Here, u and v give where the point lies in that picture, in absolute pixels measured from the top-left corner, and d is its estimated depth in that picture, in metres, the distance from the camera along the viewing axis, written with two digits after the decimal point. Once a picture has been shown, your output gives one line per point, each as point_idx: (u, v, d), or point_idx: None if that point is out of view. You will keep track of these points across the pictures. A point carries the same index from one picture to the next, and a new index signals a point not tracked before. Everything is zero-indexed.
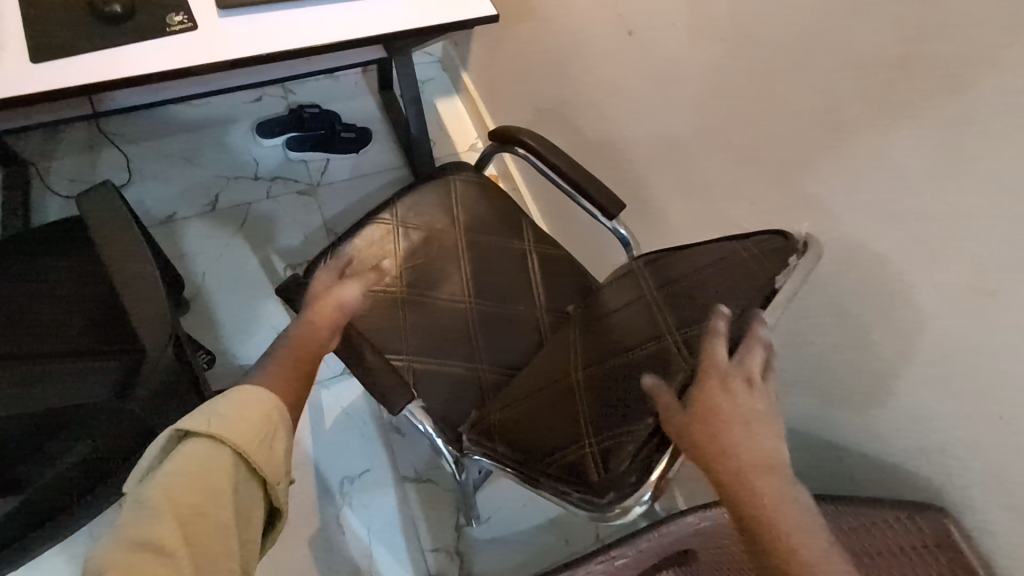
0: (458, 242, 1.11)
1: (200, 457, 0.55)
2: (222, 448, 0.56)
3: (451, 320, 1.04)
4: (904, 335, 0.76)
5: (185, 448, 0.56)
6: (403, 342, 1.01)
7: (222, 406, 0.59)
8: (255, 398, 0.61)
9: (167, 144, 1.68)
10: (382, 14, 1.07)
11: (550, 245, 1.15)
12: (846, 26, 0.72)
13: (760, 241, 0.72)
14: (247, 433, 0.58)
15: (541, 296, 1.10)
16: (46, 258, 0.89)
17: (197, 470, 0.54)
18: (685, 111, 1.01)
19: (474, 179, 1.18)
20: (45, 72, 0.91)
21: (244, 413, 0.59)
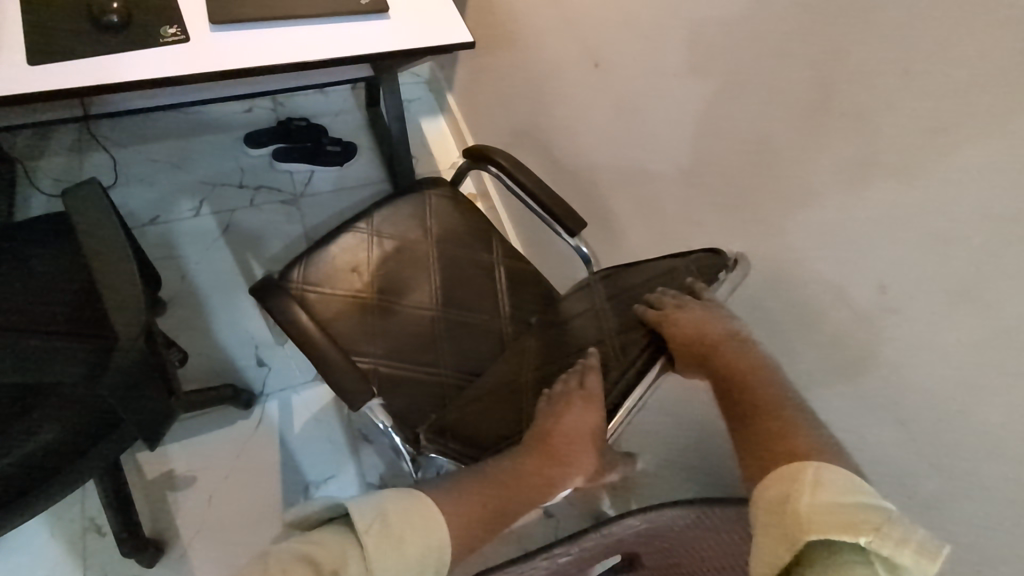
0: (429, 253, 1.17)
1: (338, 547, 0.60)
2: (358, 550, 0.59)
3: (418, 326, 1.10)
4: (827, 349, 0.83)
5: (342, 530, 0.62)
6: (370, 347, 1.06)
7: (392, 513, 0.63)
8: (433, 526, 0.65)
9: (154, 149, 1.72)
10: (366, 36, 1.14)
11: (518, 260, 1.21)
12: (775, 68, 0.81)
13: (697, 259, 0.86)
14: (390, 557, 0.60)
15: (506, 306, 1.15)
16: (25, 249, 0.93)
17: (329, 563, 0.57)
18: (643, 139, 1.09)
19: (448, 193, 1.24)
20: (38, 73, 0.96)
21: (402, 542, 0.61)
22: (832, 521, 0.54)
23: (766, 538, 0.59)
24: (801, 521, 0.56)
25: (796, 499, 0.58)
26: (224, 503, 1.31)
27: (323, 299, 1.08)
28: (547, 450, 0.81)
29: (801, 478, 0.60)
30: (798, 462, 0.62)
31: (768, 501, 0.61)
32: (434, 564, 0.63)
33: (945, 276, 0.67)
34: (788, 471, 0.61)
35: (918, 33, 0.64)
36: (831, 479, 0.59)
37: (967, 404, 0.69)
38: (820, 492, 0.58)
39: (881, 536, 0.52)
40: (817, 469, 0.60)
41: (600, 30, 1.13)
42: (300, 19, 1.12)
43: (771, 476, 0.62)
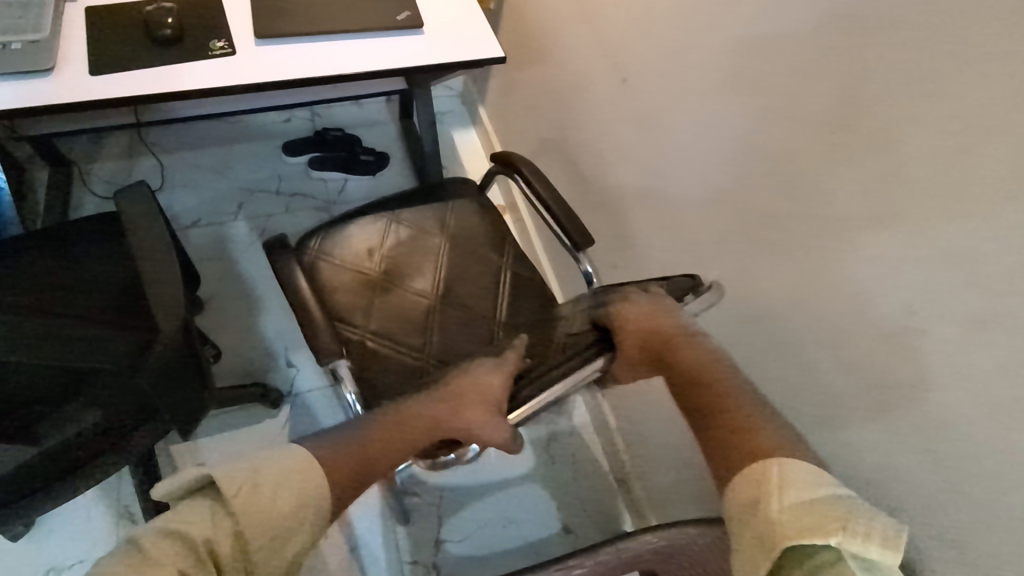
0: (440, 248, 1.20)
1: (208, 520, 0.61)
2: (232, 522, 0.61)
3: (410, 308, 1.13)
4: (853, 369, 0.81)
5: (208, 503, 0.62)
6: (361, 317, 1.10)
7: (265, 474, 0.65)
8: (308, 483, 0.68)
9: (199, 156, 1.81)
10: (401, 50, 1.18)
11: (528, 268, 1.21)
12: (799, 85, 0.81)
13: (675, 283, 0.96)
14: (263, 523, 0.62)
15: (505, 307, 1.16)
16: (79, 247, 0.99)
17: (201, 535, 0.59)
18: (669, 153, 1.09)
19: (473, 198, 1.26)
20: (98, 82, 1.03)
21: (273, 503, 0.64)
22: (804, 525, 0.57)
23: (744, 539, 0.61)
24: (775, 523, 0.59)
25: (766, 501, 0.61)
26: None
27: (331, 267, 1.14)
28: (448, 401, 0.87)
29: (768, 478, 0.63)
30: (763, 458, 0.65)
31: (740, 502, 0.64)
32: (309, 521, 0.66)
33: (971, 299, 0.66)
34: (755, 471, 0.65)
35: (948, 53, 0.64)
36: (796, 478, 0.62)
37: (998, 429, 0.66)
38: (787, 492, 0.61)
39: (847, 534, 0.55)
40: (781, 466, 0.63)
41: (628, 47, 1.14)
42: (340, 34, 1.18)
43: (740, 475, 0.66)
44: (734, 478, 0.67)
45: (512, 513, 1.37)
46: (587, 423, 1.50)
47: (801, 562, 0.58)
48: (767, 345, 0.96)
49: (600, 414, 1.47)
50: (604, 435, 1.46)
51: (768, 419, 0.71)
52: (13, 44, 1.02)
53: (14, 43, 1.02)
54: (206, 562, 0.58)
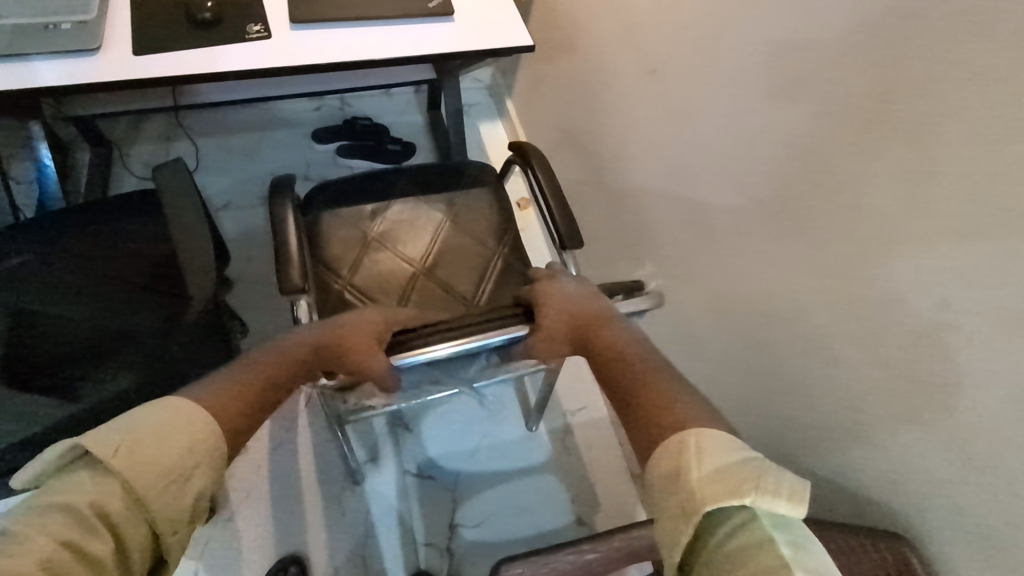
0: (442, 223, 1.21)
1: (87, 486, 0.50)
2: (121, 483, 0.51)
3: (392, 270, 1.15)
4: (882, 366, 0.80)
5: (85, 471, 0.52)
6: (346, 269, 1.14)
7: (145, 422, 0.55)
8: (193, 424, 0.57)
9: (231, 140, 1.85)
10: (430, 37, 1.19)
11: (520, 260, 1.21)
12: (834, 74, 0.79)
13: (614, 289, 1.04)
14: (155, 472, 0.52)
15: (487, 286, 1.17)
16: (112, 216, 0.99)
17: (81, 501, 0.49)
18: (697, 145, 1.08)
19: (493, 186, 1.27)
20: (139, 63, 1.07)
21: (163, 448, 0.54)
22: (722, 491, 0.50)
23: (664, 519, 0.53)
24: (693, 498, 0.51)
25: (684, 473, 0.53)
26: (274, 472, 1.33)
27: (332, 220, 1.18)
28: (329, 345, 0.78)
29: (685, 448, 0.54)
30: (678, 429, 0.56)
31: (656, 480, 0.55)
32: (210, 459, 0.57)
33: (1009, 295, 0.64)
34: (670, 443, 0.55)
35: (992, 38, 0.61)
36: (712, 443, 0.54)
37: None
38: (704, 461, 0.53)
39: (761, 492, 0.50)
40: (698, 433, 0.55)
41: (657, 37, 1.13)
42: (371, 21, 1.19)
43: (659, 447, 0.56)
44: (651, 451, 0.57)
45: (525, 502, 1.38)
46: (604, 415, 1.50)
47: (716, 530, 0.51)
48: (793, 341, 0.95)
49: None
50: (621, 428, 1.46)
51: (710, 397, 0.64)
52: (61, 25, 1.05)
53: (63, 23, 1.05)
54: (100, 527, 0.48)
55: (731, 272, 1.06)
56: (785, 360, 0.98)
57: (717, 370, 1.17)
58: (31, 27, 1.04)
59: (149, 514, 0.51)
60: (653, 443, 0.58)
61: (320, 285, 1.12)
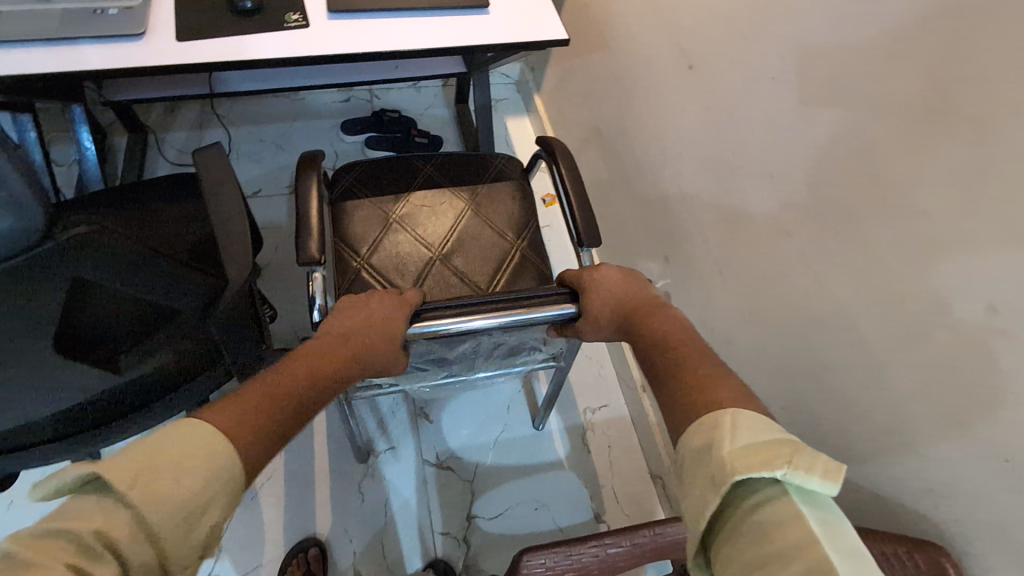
0: (463, 209, 1.22)
1: (98, 513, 0.44)
2: (133, 512, 0.45)
3: (410, 253, 1.15)
4: (925, 372, 0.78)
5: (94, 495, 0.45)
6: (365, 249, 1.15)
7: (163, 448, 0.49)
8: (211, 451, 0.51)
9: (263, 130, 1.88)
10: (465, 28, 1.20)
11: (538, 254, 1.19)
12: (883, 70, 0.77)
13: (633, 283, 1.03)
14: (171, 504, 0.46)
15: (506, 273, 1.16)
16: (156, 204, 1.04)
17: (90, 531, 0.43)
18: (735, 143, 1.06)
19: (517, 178, 1.28)
20: (181, 49, 1.09)
21: (184, 476, 0.48)
22: (752, 464, 0.48)
23: (690, 489, 0.52)
24: (722, 469, 0.49)
25: (716, 447, 0.51)
26: (299, 457, 1.35)
27: (356, 202, 1.19)
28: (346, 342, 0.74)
29: (720, 424, 0.53)
30: (716, 407, 0.55)
31: (689, 456, 0.54)
32: (228, 491, 0.51)
33: None
34: (706, 420, 0.54)
35: None
36: (747, 422, 0.52)
37: None
38: (738, 437, 0.51)
39: (794, 466, 0.48)
40: (735, 413, 0.53)
41: (696, 32, 1.12)
42: (408, 11, 1.20)
43: (694, 423, 0.55)
44: (685, 428, 0.56)
45: (543, 497, 1.37)
46: (625, 414, 1.50)
47: (743, 502, 0.50)
48: (829, 343, 0.93)
49: (640, 407, 1.45)
50: (642, 428, 1.45)
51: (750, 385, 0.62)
52: (109, 10, 1.08)
53: (111, 8, 1.08)
54: (108, 556, 0.42)
55: (765, 272, 1.04)
56: (820, 363, 0.96)
57: (747, 371, 1.16)
58: (80, 11, 1.07)
59: (162, 550, 0.46)
60: (687, 420, 0.57)
61: (338, 261, 1.13)
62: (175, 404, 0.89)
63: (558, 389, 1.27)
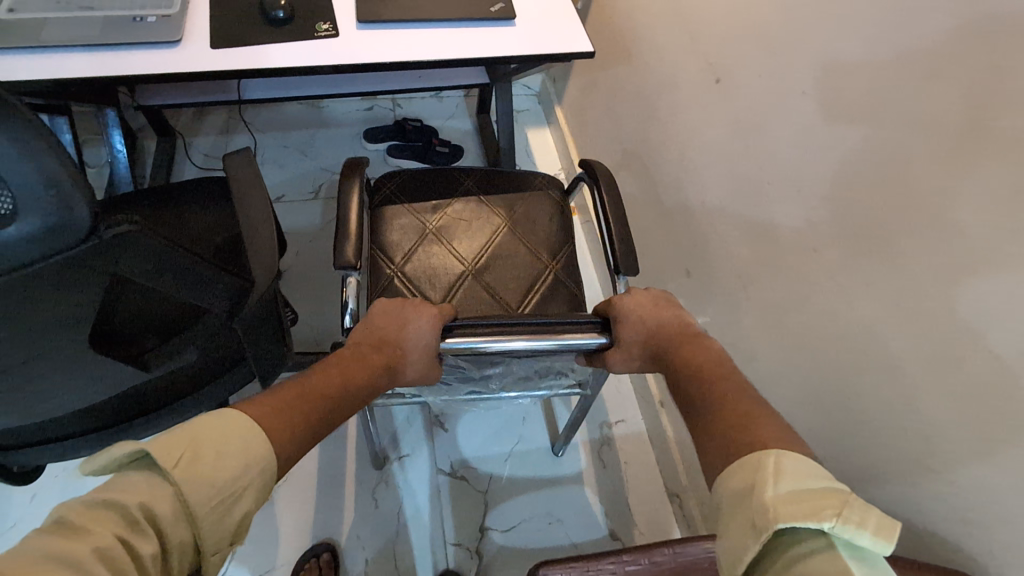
0: (501, 227, 1.22)
1: (143, 487, 0.45)
2: (177, 492, 0.46)
3: (442, 264, 1.16)
4: (960, 398, 0.75)
5: (143, 472, 0.47)
6: (399, 257, 1.15)
7: (202, 430, 0.50)
8: (246, 437, 0.52)
9: (288, 136, 1.92)
10: (492, 40, 1.21)
11: (572, 278, 1.19)
12: (918, 88, 0.75)
13: None
14: (209, 484, 0.48)
15: (537, 295, 1.15)
16: (186, 205, 1.06)
17: (137, 503, 0.44)
18: (761, 158, 1.05)
19: (556, 198, 1.28)
20: (214, 56, 1.11)
21: (220, 459, 0.49)
22: (798, 512, 0.47)
23: (730, 535, 0.50)
24: (764, 516, 0.48)
25: (758, 491, 0.50)
26: (314, 460, 1.35)
27: (395, 208, 1.21)
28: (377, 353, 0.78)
29: (763, 466, 0.51)
30: (759, 448, 0.53)
31: (728, 496, 0.52)
32: (259, 477, 0.52)
33: None
34: (748, 460, 0.53)
35: None
36: (793, 466, 0.51)
37: None
38: (782, 481, 0.50)
39: (844, 519, 0.46)
40: (779, 455, 0.52)
41: (723, 46, 1.12)
42: (436, 23, 1.22)
43: (734, 464, 0.54)
44: (724, 468, 0.55)
45: (558, 511, 1.36)
46: (642, 430, 1.48)
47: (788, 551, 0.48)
48: (857, 364, 0.91)
49: (657, 423, 1.43)
50: (659, 444, 1.43)
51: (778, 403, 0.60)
52: (148, 17, 1.12)
53: (149, 16, 1.12)
54: (149, 530, 0.44)
55: (791, 289, 1.02)
56: (847, 384, 0.94)
57: (769, 389, 1.14)
58: (121, 19, 1.10)
59: (198, 531, 0.47)
60: (726, 460, 0.55)
61: (372, 268, 1.14)
62: (197, 401, 0.91)
63: (584, 414, 1.27)
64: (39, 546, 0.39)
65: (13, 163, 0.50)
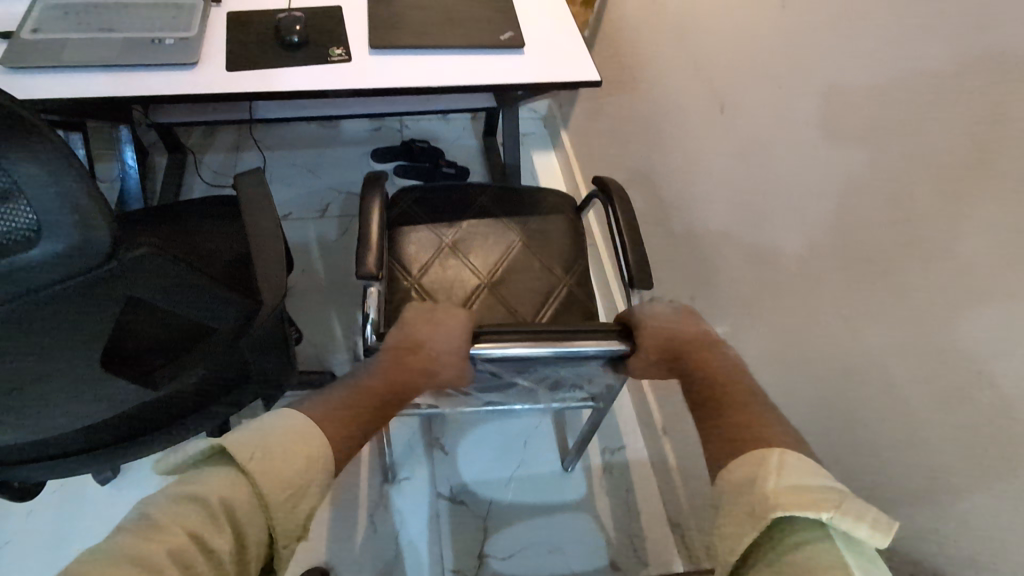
0: (516, 241, 1.23)
1: (222, 484, 0.51)
2: (251, 486, 0.52)
3: (458, 278, 1.17)
4: (965, 434, 0.75)
5: (221, 467, 0.53)
6: (416, 269, 1.16)
7: (271, 436, 0.55)
8: (310, 443, 0.57)
9: (297, 154, 1.94)
10: (501, 68, 1.23)
11: (585, 294, 1.19)
12: (922, 125, 0.76)
13: None
14: (278, 483, 0.53)
15: (551, 310, 1.15)
16: (196, 223, 1.07)
17: (216, 498, 0.49)
18: (765, 187, 1.07)
19: (569, 217, 1.28)
20: (229, 77, 1.13)
21: (284, 461, 0.54)
22: (797, 503, 0.51)
23: (730, 520, 0.55)
24: (764, 504, 0.52)
25: (760, 483, 0.54)
26: None
27: (411, 222, 1.22)
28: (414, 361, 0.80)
29: (766, 462, 0.56)
30: (764, 446, 0.58)
31: (732, 487, 0.57)
32: (319, 478, 0.56)
33: None
34: (752, 455, 0.57)
35: None
36: (794, 464, 0.55)
37: None
38: (784, 476, 0.54)
39: (842, 511, 0.50)
40: (782, 453, 0.56)
41: (729, 78, 1.14)
42: (447, 49, 1.24)
43: (738, 459, 0.59)
44: (729, 463, 0.60)
45: (557, 539, 1.34)
46: (644, 457, 1.47)
47: (785, 538, 0.52)
48: (861, 396, 0.91)
49: (660, 450, 1.42)
50: (661, 472, 1.41)
51: (785, 437, 0.60)
52: (167, 40, 1.14)
53: (168, 39, 1.15)
54: (224, 524, 0.48)
55: (795, 318, 1.02)
56: (850, 416, 0.93)
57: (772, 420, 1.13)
58: (140, 41, 1.13)
59: (270, 523, 0.51)
60: (729, 457, 0.60)
61: (390, 280, 1.14)
62: (202, 419, 0.89)
63: (596, 427, 1.26)
64: (132, 537, 0.45)
65: (41, 187, 0.53)
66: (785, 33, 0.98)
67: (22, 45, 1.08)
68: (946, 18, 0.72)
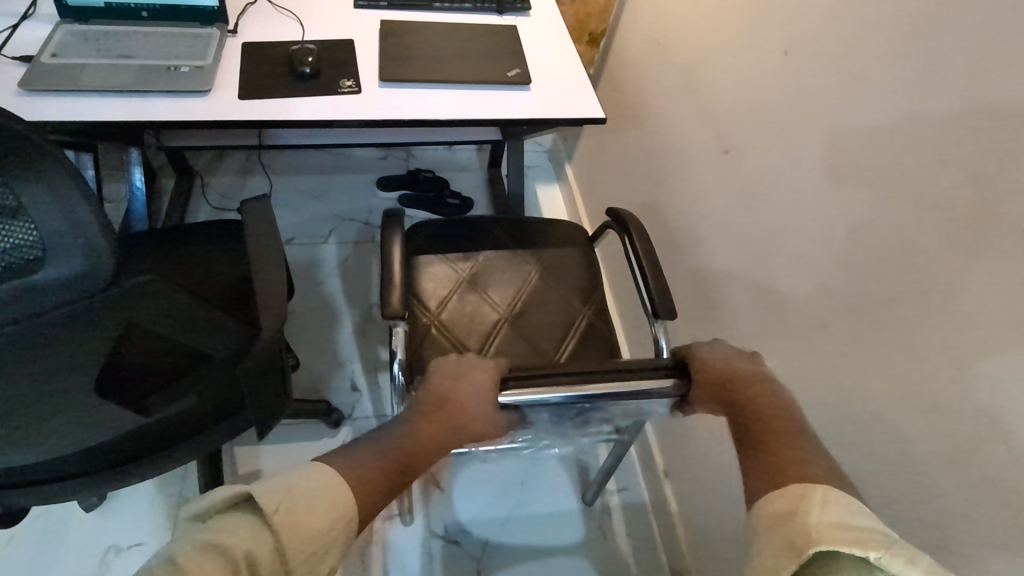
0: (531, 275, 1.23)
1: (248, 535, 0.51)
2: (276, 541, 0.52)
3: (473, 311, 1.16)
4: (976, 487, 0.73)
5: (246, 517, 0.53)
6: (433, 303, 1.16)
7: (299, 487, 0.56)
8: (337, 498, 0.58)
9: (305, 181, 1.97)
10: (510, 102, 1.26)
11: (601, 327, 1.18)
12: (925, 173, 0.78)
13: None
14: (306, 539, 0.53)
15: (565, 344, 1.14)
16: (200, 248, 1.08)
17: (242, 548, 0.50)
18: (769, 228, 1.07)
19: (579, 249, 1.28)
20: (240, 105, 1.15)
21: (311, 516, 0.54)
22: (841, 538, 0.51)
23: (766, 552, 0.55)
24: (806, 536, 0.52)
25: (802, 516, 0.55)
26: None
27: (427, 255, 1.23)
28: (442, 414, 0.72)
29: (809, 496, 0.56)
30: (806, 480, 0.58)
31: (770, 516, 0.57)
32: (341, 536, 0.57)
33: None
34: (793, 487, 0.57)
35: None
36: (839, 500, 0.55)
37: None
38: (828, 512, 0.54)
39: (892, 554, 0.49)
40: (827, 489, 0.56)
41: (731, 120, 1.16)
42: (452, 84, 1.27)
43: (777, 490, 0.59)
44: (766, 494, 0.59)
45: None
46: (641, 502, 1.43)
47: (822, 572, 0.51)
48: (865, 444, 0.89)
49: (660, 494, 1.39)
50: (659, 515, 1.38)
51: (795, 484, 0.58)
52: (181, 68, 1.17)
53: (183, 66, 1.17)
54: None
55: (797, 360, 1.01)
56: (854, 464, 0.91)
57: None
58: (157, 68, 1.16)
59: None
60: (767, 490, 0.60)
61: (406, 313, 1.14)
62: (190, 448, 0.87)
63: (616, 463, 1.24)
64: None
65: (52, 211, 0.57)
66: (788, 79, 1.01)
67: (40, 68, 1.11)
68: (945, 72, 0.74)
